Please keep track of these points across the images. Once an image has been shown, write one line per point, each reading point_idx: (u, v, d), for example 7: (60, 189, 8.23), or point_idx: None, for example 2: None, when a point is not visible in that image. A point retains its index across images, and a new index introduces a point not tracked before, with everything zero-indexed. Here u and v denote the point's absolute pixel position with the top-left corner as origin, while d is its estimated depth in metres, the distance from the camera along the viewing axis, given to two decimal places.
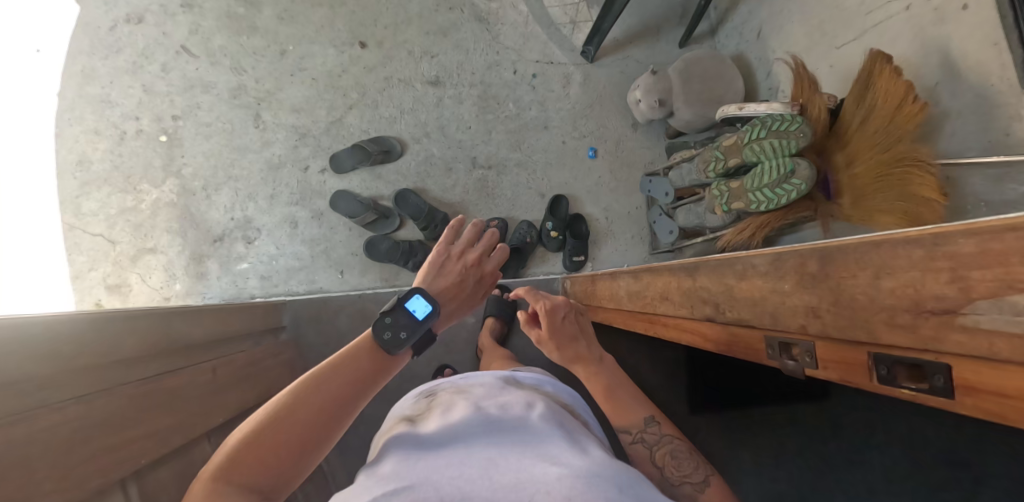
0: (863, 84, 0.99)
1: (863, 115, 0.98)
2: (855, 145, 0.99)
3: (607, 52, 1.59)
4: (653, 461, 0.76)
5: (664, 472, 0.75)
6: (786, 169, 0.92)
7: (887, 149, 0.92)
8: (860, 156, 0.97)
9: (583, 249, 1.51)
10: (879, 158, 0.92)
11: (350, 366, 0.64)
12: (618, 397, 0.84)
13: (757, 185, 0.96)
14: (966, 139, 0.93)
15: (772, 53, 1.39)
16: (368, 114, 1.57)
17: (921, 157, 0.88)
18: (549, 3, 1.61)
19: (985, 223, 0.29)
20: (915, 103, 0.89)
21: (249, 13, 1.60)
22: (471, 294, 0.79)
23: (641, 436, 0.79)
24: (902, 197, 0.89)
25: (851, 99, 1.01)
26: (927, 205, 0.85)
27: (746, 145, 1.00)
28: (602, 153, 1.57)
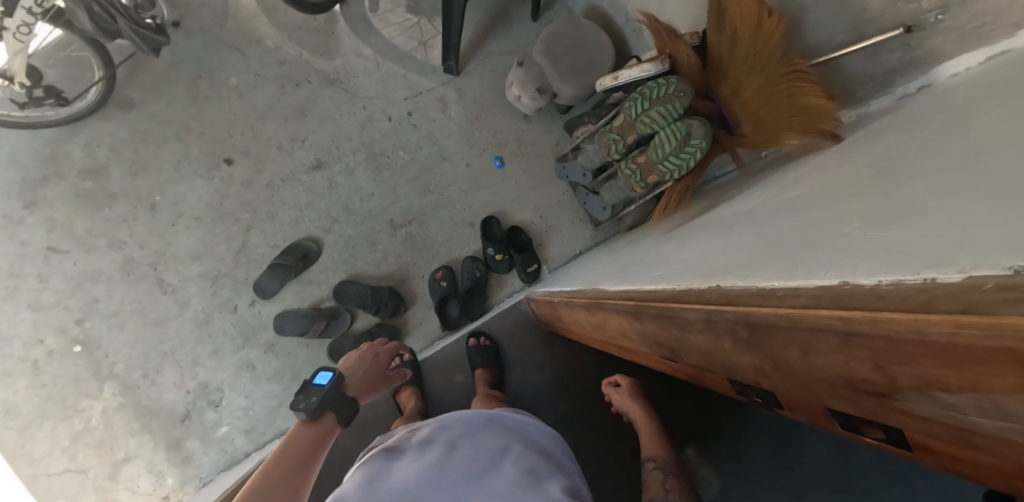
0: (717, 12, 0.96)
1: (729, 43, 0.95)
2: (733, 75, 0.96)
3: (468, 58, 1.52)
4: (660, 486, 0.91)
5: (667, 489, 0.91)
6: (682, 132, 0.89)
7: (763, 70, 0.90)
8: (742, 83, 0.94)
9: (532, 257, 1.46)
10: (760, 81, 0.91)
11: (299, 441, 0.86)
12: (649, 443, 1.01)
13: (662, 155, 0.93)
14: (831, 25, 0.89)
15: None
16: (269, 228, 1.48)
17: (797, 65, 0.87)
18: (391, 36, 1.53)
19: (887, 314, 0.28)
20: (771, 16, 0.87)
21: (100, 184, 1.48)
22: (376, 367, 1.15)
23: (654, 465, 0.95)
24: (794, 111, 0.87)
25: (711, 31, 0.99)
26: (822, 114, 0.84)
27: (636, 119, 0.95)
28: (509, 157, 1.51)
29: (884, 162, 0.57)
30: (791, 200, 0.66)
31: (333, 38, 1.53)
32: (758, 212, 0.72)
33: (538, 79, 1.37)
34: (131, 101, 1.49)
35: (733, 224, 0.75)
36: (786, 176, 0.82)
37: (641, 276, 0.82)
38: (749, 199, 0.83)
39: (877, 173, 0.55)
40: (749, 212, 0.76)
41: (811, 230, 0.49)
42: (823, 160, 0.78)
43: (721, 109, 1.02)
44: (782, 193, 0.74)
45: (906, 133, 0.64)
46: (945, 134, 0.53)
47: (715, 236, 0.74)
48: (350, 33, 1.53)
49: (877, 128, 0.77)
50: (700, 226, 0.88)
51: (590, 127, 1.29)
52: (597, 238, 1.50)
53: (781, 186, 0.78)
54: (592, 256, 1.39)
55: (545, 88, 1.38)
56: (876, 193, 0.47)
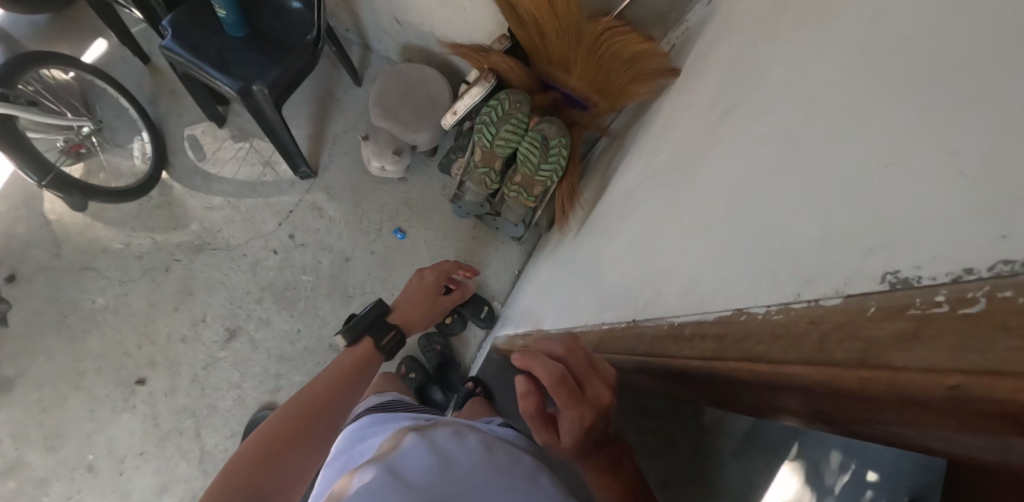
0: (510, 10, 0.95)
1: (535, 33, 0.93)
2: (556, 55, 0.94)
3: (318, 155, 1.48)
4: None
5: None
6: (539, 138, 0.86)
7: (580, 41, 0.89)
8: (570, 60, 0.93)
9: (479, 300, 1.41)
10: (583, 51, 0.89)
11: (347, 356, 0.84)
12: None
13: (534, 167, 0.89)
14: None
15: (421, 25, 1.36)
16: (218, 420, 1.36)
17: (606, 22, 0.85)
18: (232, 172, 1.46)
19: (783, 359, 0.24)
20: None
21: (23, 476, 1.32)
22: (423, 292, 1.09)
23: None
24: (627, 63, 0.86)
25: (514, 28, 0.96)
26: (648, 58, 0.83)
27: (492, 147, 0.91)
28: (406, 222, 1.46)
29: (713, 106, 0.57)
30: (662, 170, 0.66)
31: (177, 206, 1.43)
32: (643, 190, 0.71)
33: (391, 143, 1.34)
34: (8, 378, 1.34)
35: (629, 207, 0.74)
36: (649, 131, 0.81)
37: (583, 298, 0.79)
38: (630, 169, 0.82)
39: (712, 122, 0.54)
40: (635, 190, 0.75)
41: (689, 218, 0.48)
42: (672, 102, 0.78)
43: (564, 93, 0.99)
44: (653, 157, 0.73)
45: (718, 55, 0.65)
46: (744, 59, 0.53)
47: (620, 233, 0.72)
48: (192, 191, 1.44)
49: (696, 49, 0.78)
50: (604, 214, 0.86)
51: (462, 161, 1.25)
52: (526, 251, 1.46)
53: (650, 147, 0.77)
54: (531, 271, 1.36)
55: (402, 149, 1.35)
56: (720, 160, 0.46)
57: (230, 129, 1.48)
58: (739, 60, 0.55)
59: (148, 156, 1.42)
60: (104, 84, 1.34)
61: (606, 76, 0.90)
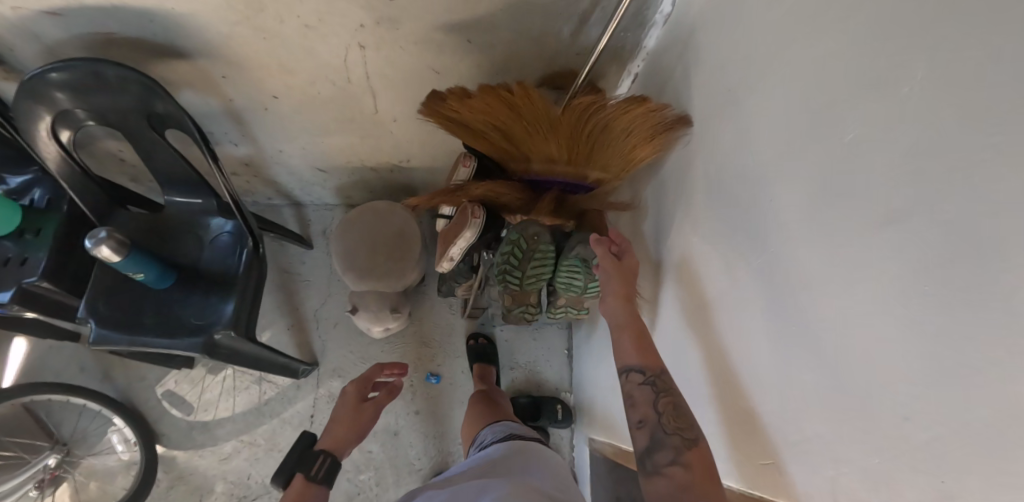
0: (466, 127, 0.83)
1: (505, 136, 0.84)
2: (535, 150, 0.85)
3: (310, 343, 1.31)
4: (655, 410, 0.66)
5: (661, 420, 0.65)
6: (578, 263, 0.77)
7: (557, 126, 0.80)
8: (552, 148, 0.84)
9: (548, 403, 1.30)
10: (566, 134, 0.81)
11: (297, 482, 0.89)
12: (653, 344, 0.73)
13: (582, 288, 0.80)
14: (547, 28, 0.85)
15: (351, 165, 1.23)
16: None
17: (579, 97, 0.77)
18: (230, 407, 1.27)
19: None
20: (511, 89, 0.77)
21: None
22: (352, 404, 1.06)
23: (683, 435, 0.63)
24: (622, 129, 0.78)
25: (476, 142, 0.87)
26: (648, 116, 0.75)
27: (524, 285, 0.82)
28: (435, 362, 1.32)
29: (804, 206, 0.51)
30: (753, 266, 0.60)
31: (191, 474, 1.23)
32: (729, 282, 0.65)
33: (385, 302, 1.19)
34: None
35: (720, 301, 0.68)
36: (690, 206, 0.75)
37: (717, 413, 0.69)
38: (692, 250, 0.75)
39: (826, 229, 0.48)
40: (715, 281, 0.69)
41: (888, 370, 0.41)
42: (702, 172, 0.72)
43: (560, 183, 0.89)
44: (720, 242, 0.68)
45: (755, 128, 0.60)
46: (831, 154, 0.48)
47: (729, 333, 0.66)
48: (198, 450, 1.25)
49: (700, 113, 0.73)
50: (683, 301, 0.78)
51: (471, 283, 1.12)
52: (564, 326, 1.36)
53: (705, 227, 0.71)
54: (588, 348, 1.25)
55: (399, 303, 1.22)
56: (904, 303, 0.40)
57: (202, 363, 1.29)
58: (816, 153, 0.50)
59: (131, 439, 1.22)
60: (47, 396, 1.15)
61: (601, 148, 0.82)
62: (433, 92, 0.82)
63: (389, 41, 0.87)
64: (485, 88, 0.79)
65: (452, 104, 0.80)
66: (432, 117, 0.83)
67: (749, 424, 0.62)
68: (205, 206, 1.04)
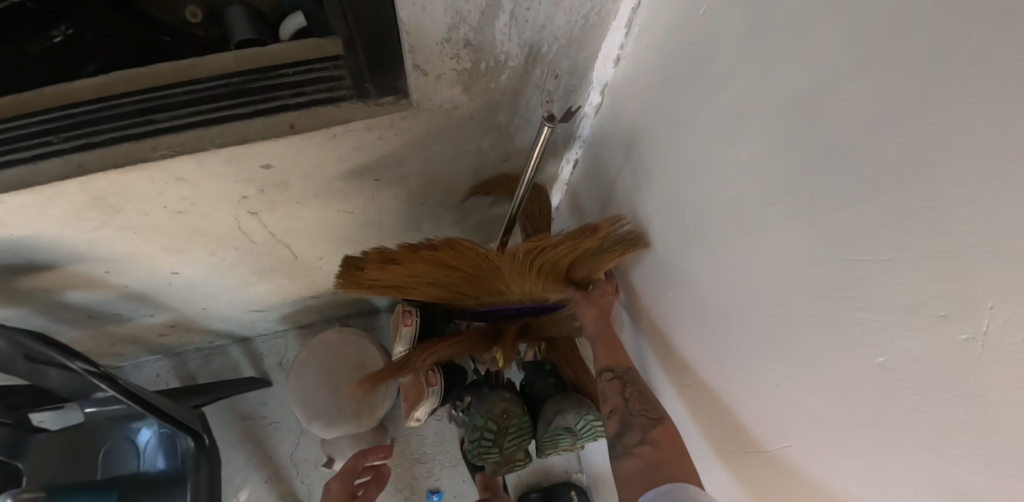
0: (395, 289, 0.71)
1: (443, 289, 0.71)
2: (483, 291, 0.73)
3: (293, 493, 1.18)
4: (625, 397, 0.63)
5: (628, 404, 0.62)
6: (557, 429, 0.66)
7: (501, 268, 0.69)
8: (501, 287, 0.72)
9: (561, 493, 1.19)
10: (514, 274, 0.69)
11: None
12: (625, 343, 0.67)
13: (569, 447, 0.69)
14: (463, 148, 0.73)
15: (289, 300, 1.09)
16: None
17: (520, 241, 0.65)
18: None
19: None
20: (439, 247, 0.66)
21: None
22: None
23: (651, 417, 0.59)
24: (578, 258, 0.67)
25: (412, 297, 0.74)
26: (601, 244, 0.65)
27: (505, 456, 0.71)
28: (432, 477, 1.20)
29: (837, 427, 0.41)
30: (774, 465, 0.50)
31: None
32: (743, 462, 0.55)
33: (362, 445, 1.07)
34: None
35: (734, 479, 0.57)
36: (672, 352, 0.64)
37: None
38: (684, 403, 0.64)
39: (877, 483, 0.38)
40: (723, 450, 0.58)
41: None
42: (682, 317, 0.61)
43: (518, 314, 0.77)
44: (721, 412, 0.57)
45: (743, 281, 0.49)
46: (869, 394, 0.37)
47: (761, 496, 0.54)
48: None
49: (662, 229, 0.62)
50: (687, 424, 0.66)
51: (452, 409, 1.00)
52: None
53: (697, 384, 0.60)
54: None
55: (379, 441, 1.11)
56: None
57: None
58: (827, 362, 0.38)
59: None
60: None
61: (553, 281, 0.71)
62: (348, 258, 0.69)
63: (284, 202, 0.73)
64: (407, 247, 0.67)
65: (372, 273, 0.67)
66: (353, 287, 0.71)
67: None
68: (127, 412, 0.89)
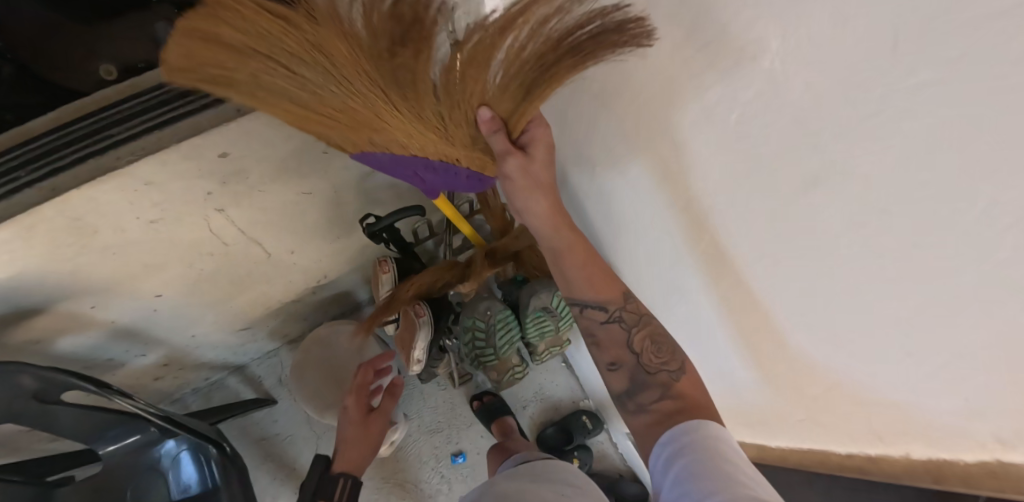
0: (228, 80, 0.50)
1: (292, 103, 0.55)
2: (350, 111, 0.58)
3: None
4: (631, 345, 0.67)
5: (641, 359, 0.66)
6: (537, 311, 0.75)
7: (377, 69, 0.53)
8: (371, 102, 0.57)
9: (574, 419, 1.27)
10: (391, 77, 0.54)
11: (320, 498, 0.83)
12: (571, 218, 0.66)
13: (554, 328, 0.78)
14: None
15: (273, 310, 1.14)
16: None
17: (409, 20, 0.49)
18: None
19: None
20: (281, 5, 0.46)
21: None
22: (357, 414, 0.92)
23: (670, 370, 0.64)
24: (478, 54, 0.53)
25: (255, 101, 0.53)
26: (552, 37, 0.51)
27: (502, 356, 0.79)
28: (452, 442, 1.26)
29: (716, 193, 0.52)
30: (695, 270, 0.63)
31: None
32: (680, 282, 0.67)
33: None
34: None
35: (677, 306, 0.70)
36: (608, 220, 0.76)
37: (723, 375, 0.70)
38: (634, 264, 0.77)
39: (751, 248, 0.52)
40: (667, 286, 0.71)
41: (890, 450, 0.49)
42: (602, 206, 0.75)
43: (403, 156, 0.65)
44: (651, 250, 0.70)
45: (615, 122, 0.61)
46: (722, 158, 0.49)
47: (696, 298, 0.65)
48: None
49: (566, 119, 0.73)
50: (641, 276, 0.76)
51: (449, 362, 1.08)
52: None
53: (632, 243, 0.74)
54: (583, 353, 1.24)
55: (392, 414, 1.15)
56: (896, 375, 0.43)
57: None
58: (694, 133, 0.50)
59: None
60: None
61: (454, 110, 0.59)
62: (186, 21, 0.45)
63: (246, 192, 0.80)
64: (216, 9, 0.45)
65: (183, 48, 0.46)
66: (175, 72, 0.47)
67: (761, 427, 0.72)
68: (146, 439, 0.91)
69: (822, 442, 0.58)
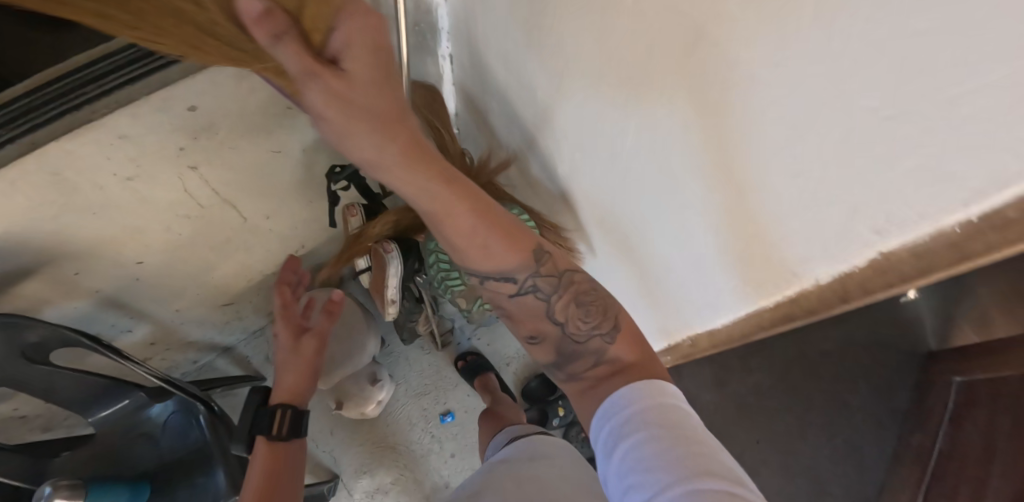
0: None
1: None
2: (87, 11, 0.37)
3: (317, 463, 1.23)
4: (549, 315, 0.60)
5: (567, 327, 0.59)
6: None
7: None
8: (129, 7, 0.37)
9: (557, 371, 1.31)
10: None
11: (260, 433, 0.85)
12: (443, 172, 0.49)
13: None
14: None
15: (254, 283, 1.18)
16: None
17: None
18: None
19: None
20: None
21: None
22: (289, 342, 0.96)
23: (602, 334, 0.57)
24: None
25: None
26: None
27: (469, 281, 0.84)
28: (440, 403, 1.29)
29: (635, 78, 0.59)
30: (634, 165, 0.69)
31: None
32: (624, 183, 0.73)
33: (362, 380, 1.16)
34: None
35: (624, 210, 0.76)
36: (559, 141, 0.82)
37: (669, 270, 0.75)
38: (584, 183, 0.82)
39: (669, 122, 0.58)
40: (614, 193, 0.77)
41: (807, 285, 0.54)
42: (552, 130, 0.82)
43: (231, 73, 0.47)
44: (597, 159, 0.76)
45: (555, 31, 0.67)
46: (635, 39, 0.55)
47: (639, 193, 0.71)
48: None
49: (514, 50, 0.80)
50: (591, 192, 0.82)
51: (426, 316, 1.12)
52: None
53: (580, 160, 0.79)
54: None
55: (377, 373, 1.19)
56: (792, 202, 0.49)
57: None
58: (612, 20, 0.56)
59: None
60: None
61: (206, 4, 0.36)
62: None
63: (217, 149, 0.85)
64: None
65: None
66: None
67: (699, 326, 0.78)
68: (137, 402, 0.95)
69: (750, 304, 0.63)
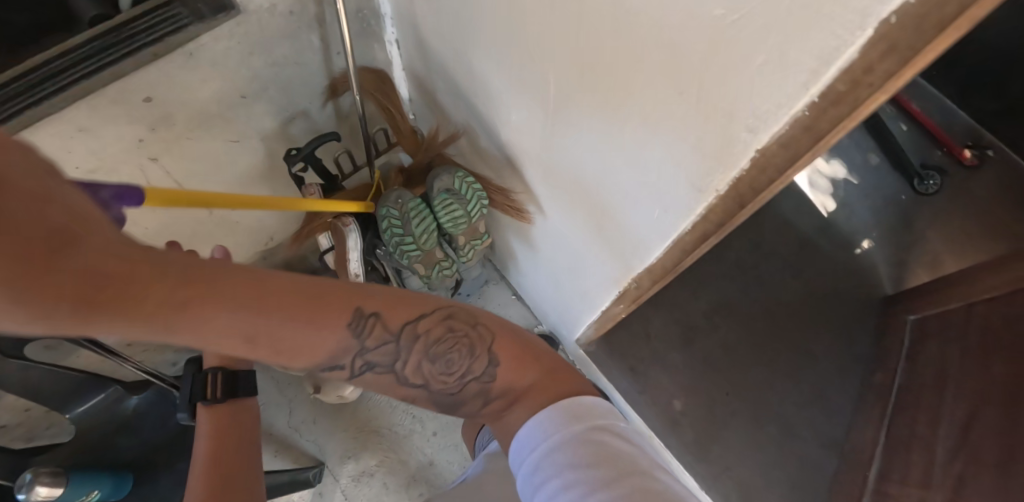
0: None
1: None
2: None
3: (299, 450, 1.26)
4: (413, 376, 0.54)
5: (432, 387, 0.56)
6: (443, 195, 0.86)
7: None
8: None
9: None
10: None
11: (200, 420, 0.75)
12: (198, 288, 0.39)
13: (464, 214, 0.88)
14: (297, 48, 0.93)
15: None
16: None
17: None
18: None
19: None
20: None
21: None
22: None
23: (475, 378, 0.55)
24: None
25: None
26: None
27: (424, 246, 0.89)
28: None
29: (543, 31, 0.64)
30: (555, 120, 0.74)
31: None
32: (551, 139, 0.78)
33: None
34: None
35: (556, 167, 0.81)
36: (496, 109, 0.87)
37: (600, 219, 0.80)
38: (520, 148, 0.88)
39: (575, 69, 0.63)
40: (544, 154, 0.82)
41: (711, 199, 0.59)
42: (488, 99, 0.87)
43: None
44: (527, 121, 0.81)
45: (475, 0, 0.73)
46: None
47: (564, 147, 0.76)
48: None
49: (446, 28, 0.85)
50: (527, 156, 0.87)
51: None
52: (499, 279, 1.44)
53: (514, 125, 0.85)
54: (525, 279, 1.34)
55: None
56: (681, 123, 0.54)
57: None
58: None
59: None
60: None
61: None
62: None
63: (175, 140, 0.90)
64: None
65: None
66: None
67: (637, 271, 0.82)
68: (114, 396, 0.99)
69: (671, 234, 0.68)
